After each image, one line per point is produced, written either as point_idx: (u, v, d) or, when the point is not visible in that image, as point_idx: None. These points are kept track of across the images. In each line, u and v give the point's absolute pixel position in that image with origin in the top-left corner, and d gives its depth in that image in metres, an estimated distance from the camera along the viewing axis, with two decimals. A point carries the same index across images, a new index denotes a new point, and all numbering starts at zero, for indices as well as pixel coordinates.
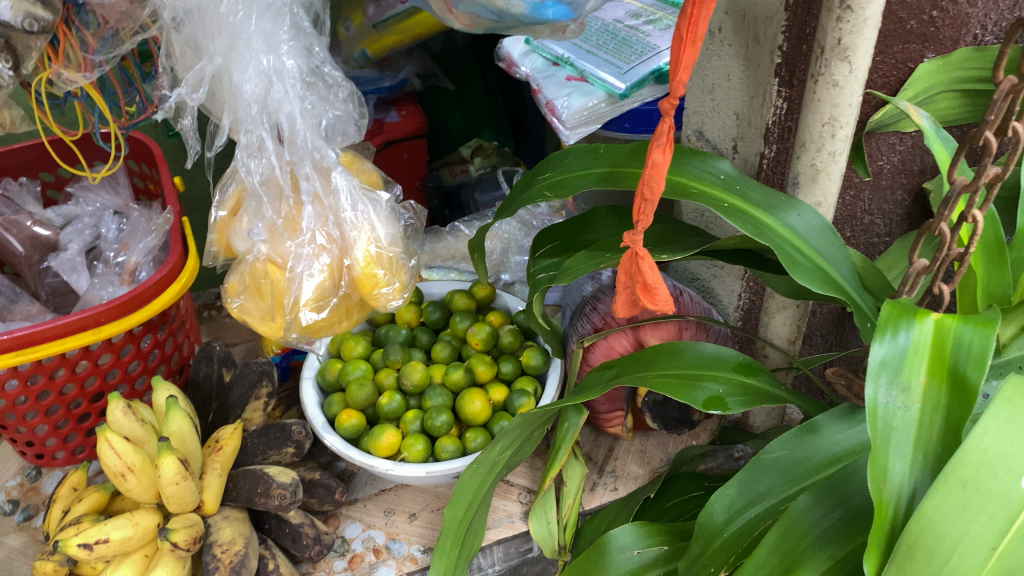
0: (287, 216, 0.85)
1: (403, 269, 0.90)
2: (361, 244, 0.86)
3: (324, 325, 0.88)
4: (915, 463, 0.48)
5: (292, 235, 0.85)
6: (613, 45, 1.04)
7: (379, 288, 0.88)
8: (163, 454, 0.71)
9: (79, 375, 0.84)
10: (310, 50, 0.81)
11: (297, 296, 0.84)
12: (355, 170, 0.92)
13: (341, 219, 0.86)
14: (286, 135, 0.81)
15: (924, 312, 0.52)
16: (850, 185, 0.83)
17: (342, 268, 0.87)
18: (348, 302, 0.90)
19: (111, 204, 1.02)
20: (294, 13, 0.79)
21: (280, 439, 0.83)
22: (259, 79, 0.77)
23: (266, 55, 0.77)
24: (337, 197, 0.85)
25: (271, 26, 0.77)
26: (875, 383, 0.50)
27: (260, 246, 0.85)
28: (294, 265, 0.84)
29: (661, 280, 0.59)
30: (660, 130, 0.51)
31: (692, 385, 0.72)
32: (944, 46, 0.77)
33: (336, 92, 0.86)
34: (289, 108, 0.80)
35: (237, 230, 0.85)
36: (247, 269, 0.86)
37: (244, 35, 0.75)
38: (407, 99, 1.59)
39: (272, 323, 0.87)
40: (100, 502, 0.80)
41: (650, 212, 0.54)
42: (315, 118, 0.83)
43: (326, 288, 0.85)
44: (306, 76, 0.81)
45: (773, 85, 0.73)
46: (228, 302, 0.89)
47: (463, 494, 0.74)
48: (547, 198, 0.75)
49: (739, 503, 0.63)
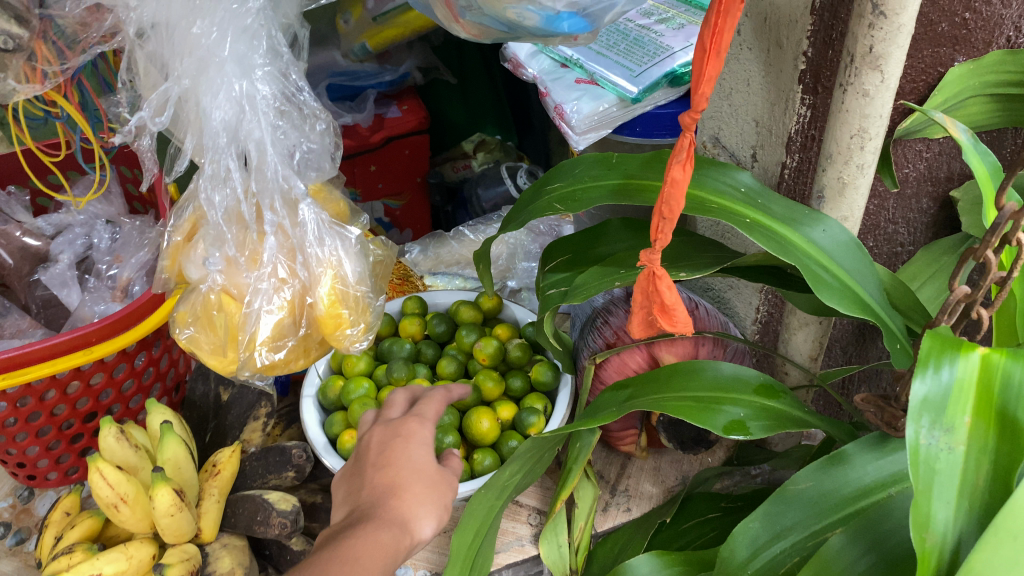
0: (246, 246, 0.80)
1: (368, 308, 0.85)
2: (325, 280, 0.81)
3: (281, 364, 0.81)
4: (960, 510, 0.45)
5: (250, 268, 0.79)
6: (625, 46, 1.01)
7: (343, 329, 0.82)
8: (158, 484, 0.67)
9: (70, 397, 0.80)
10: (286, 76, 0.77)
11: (253, 333, 0.78)
12: (323, 200, 0.87)
13: (303, 255, 0.80)
14: (253, 162, 0.77)
15: (970, 345, 0.48)
16: (876, 197, 0.79)
17: (304, 305, 0.81)
18: (308, 342, 0.84)
19: (103, 213, 0.98)
20: (271, 37, 0.75)
21: (280, 463, 0.81)
22: (229, 106, 0.73)
23: (238, 80, 0.73)
24: (304, 230, 0.80)
25: (245, 49, 0.72)
26: (917, 423, 0.46)
27: (215, 276, 0.80)
28: (251, 299, 0.78)
29: (680, 299, 0.54)
30: (681, 146, 0.47)
31: (711, 409, 0.69)
32: (977, 49, 0.73)
33: (311, 124, 0.81)
34: (259, 136, 0.76)
35: (190, 256, 0.80)
36: (199, 301, 0.81)
37: (216, 59, 0.71)
38: (407, 94, 1.55)
39: (223, 357, 0.83)
40: (92, 529, 0.76)
41: (668, 231, 0.49)
42: (286, 147, 0.79)
43: (285, 326, 0.80)
44: (280, 103, 0.77)
45: (798, 93, 0.69)
46: (176, 332, 0.83)
47: (470, 520, 0.69)
48: (556, 211, 0.70)
49: (763, 538, 0.59)
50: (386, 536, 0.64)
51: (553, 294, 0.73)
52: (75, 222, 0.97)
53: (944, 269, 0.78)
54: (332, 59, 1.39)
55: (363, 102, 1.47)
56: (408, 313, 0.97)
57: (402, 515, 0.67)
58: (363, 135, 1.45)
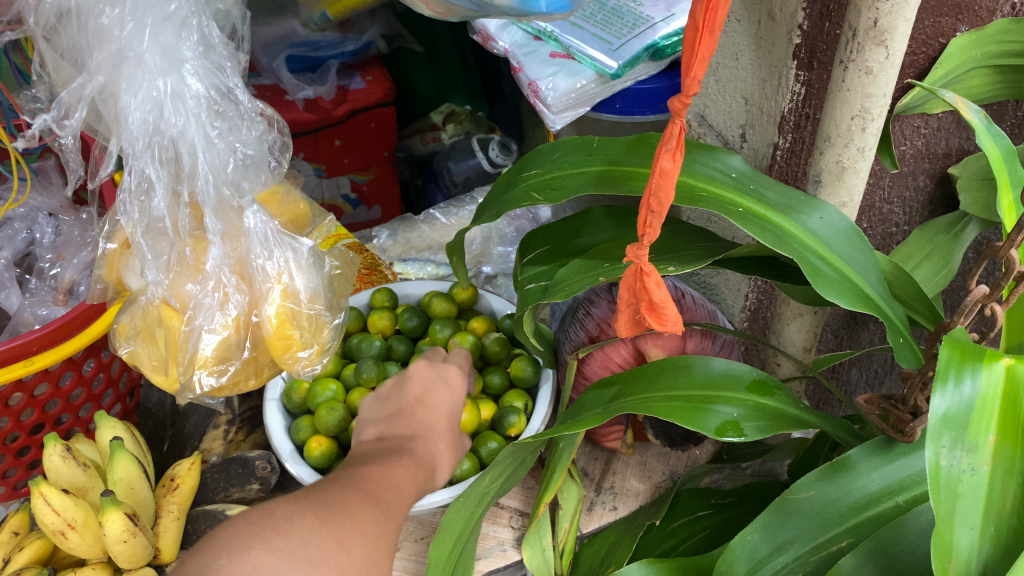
0: (187, 256, 0.76)
1: (324, 327, 0.81)
2: (273, 297, 0.77)
3: (228, 387, 0.78)
4: (985, 536, 0.42)
5: (192, 277, 0.75)
6: (602, 17, 0.97)
7: (293, 351, 0.79)
8: (106, 510, 0.64)
9: (13, 409, 0.74)
10: (222, 69, 0.71)
11: (196, 352, 0.75)
12: (277, 206, 0.83)
13: (251, 269, 0.76)
14: (185, 168, 0.72)
15: (993, 355, 0.44)
16: (872, 176, 0.75)
17: (250, 324, 0.78)
18: (258, 364, 0.80)
19: (45, 206, 0.89)
20: (204, 25, 0.69)
21: (243, 475, 0.79)
22: (150, 105, 0.68)
23: (162, 77, 0.67)
24: (250, 239, 0.76)
25: (173, 40, 0.67)
26: (937, 443, 0.42)
27: (155, 286, 0.75)
28: (193, 315, 0.75)
29: (670, 297, 0.48)
30: (669, 130, 0.40)
31: (703, 409, 0.63)
32: (979, 18, 0.68)
33: (247, 126, 0.75)
34: (193, 140, 0.70)
35: (129, 266, 0.76)
36: (139, 312, 0.77)
37: (133, 53, 0.66)
38: (371, 64, 1.46)
39: (167, 376, 0.78)
40: (43, 550, 0.71)
41: (658, 227, 0.43)
42: (223, 155, 0.73)
43: (231, 346, 0.76)
44: (214, 101, 0.71)
45: (791, 69, 0.64)
46: (115, 348, 0.77)
47: (449, 527, 0.64)
48: (534, 199, 0.64)
49: (764, 551, 0.55)
50: (414, 467, 0.62)
51: (530, 289, 0.68)
52: (14, 214, 0.89)
53: (939, 249, 0.72)
54: (291, 29, 1.33)
55: (324, 73, 1.39)
56: (377, 306, 0.92)
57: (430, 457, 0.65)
58: (325, 108, 1.37)
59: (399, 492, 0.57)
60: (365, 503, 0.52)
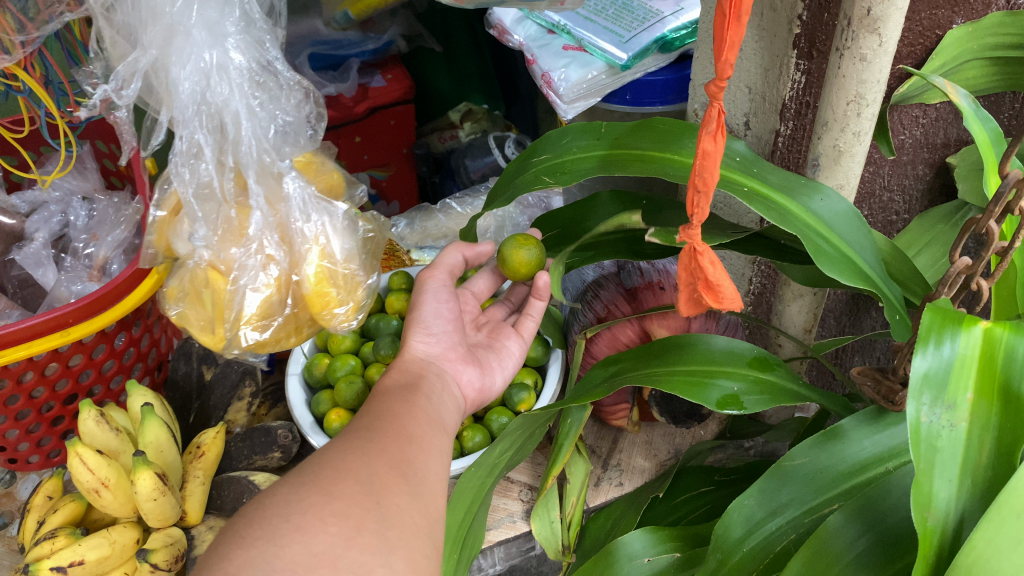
0: (232, 219, 0.80)
1: (359, 286, 0.84)
2: (311, 258, 0.81)
3: (270, 341, 0.81)
4: (963, 488, 0.44)
5: (236, 241, 0.79)
6: (613, 11, 1.03)
7: (331, 307, 0.82)
8: (139, 469, 0.69)
9: (49, 379, 0.78)
10: (262, 44, 0.75)
11: (240, 310, 0.78)
12: (314, 173, 0.86)
13: (291, 232, 0.80)
14: (231, 136, 0.76)
15: (971, 320, 0.47)
16: (871, 163, 0.78)
17: (291, 282, 0.81)
18: (298, 321, 0.84)
19: (79, 189, 0.95)
20: (245, 3, 0.73)
21: (265, 444, 0.83)
22: (197, 76, 0.72)
23: (208, 50, 0.71)
24: (289, 204, 0.80)
25: (216, 16, 0.71)
26: (917, 401, 0.45)
27: (201, 250, 0.79)
28: (238, 276, 0.78)
29: (726, 276, 0.48)
30: (709, 113, 0.41)
31: (704, 383, 0.65)
32: (976, 11, 0.70)
33: (287, 95, 0.78)
34: (236, 108, 0.74)
35: (177, 231, 0.79)
36: (188, 275, 0.81)
37: (183, 28, 0.69)
38: (392, 63, 1.50)
39: (213, 333, 0.82)
40: (76, 512, 0.75)
41: (705, 206, 0.44)
42: (264, 123, 0.77)
43: (273, 304, 0.80)
44: (256, 73, 0.75)
45: (791, 57, 0.67)
46: (166, 309, 0.83)
47: (461, 497, 0.67)
48: (544, 184, 0.68)
49: (759, 516, 0.58)
50: (393, 380, 0.66)
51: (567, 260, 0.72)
52: (51, 197, 0.95)
53: (940, 237, 0.74)
54: (314, 28, 1.37)
55: (346, 71, 1.43)
56: (394, 288, 0.95)
57: (417, 367, 0.69)
58: (346, 106, 1.41)
59: (406, 416, 0.60)
60: (355, 441, 0.54)
